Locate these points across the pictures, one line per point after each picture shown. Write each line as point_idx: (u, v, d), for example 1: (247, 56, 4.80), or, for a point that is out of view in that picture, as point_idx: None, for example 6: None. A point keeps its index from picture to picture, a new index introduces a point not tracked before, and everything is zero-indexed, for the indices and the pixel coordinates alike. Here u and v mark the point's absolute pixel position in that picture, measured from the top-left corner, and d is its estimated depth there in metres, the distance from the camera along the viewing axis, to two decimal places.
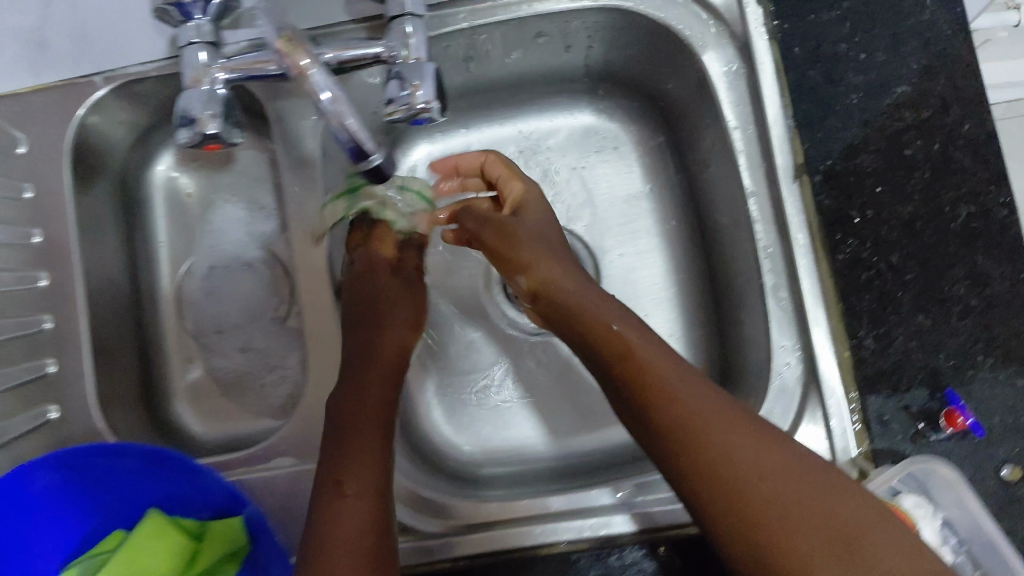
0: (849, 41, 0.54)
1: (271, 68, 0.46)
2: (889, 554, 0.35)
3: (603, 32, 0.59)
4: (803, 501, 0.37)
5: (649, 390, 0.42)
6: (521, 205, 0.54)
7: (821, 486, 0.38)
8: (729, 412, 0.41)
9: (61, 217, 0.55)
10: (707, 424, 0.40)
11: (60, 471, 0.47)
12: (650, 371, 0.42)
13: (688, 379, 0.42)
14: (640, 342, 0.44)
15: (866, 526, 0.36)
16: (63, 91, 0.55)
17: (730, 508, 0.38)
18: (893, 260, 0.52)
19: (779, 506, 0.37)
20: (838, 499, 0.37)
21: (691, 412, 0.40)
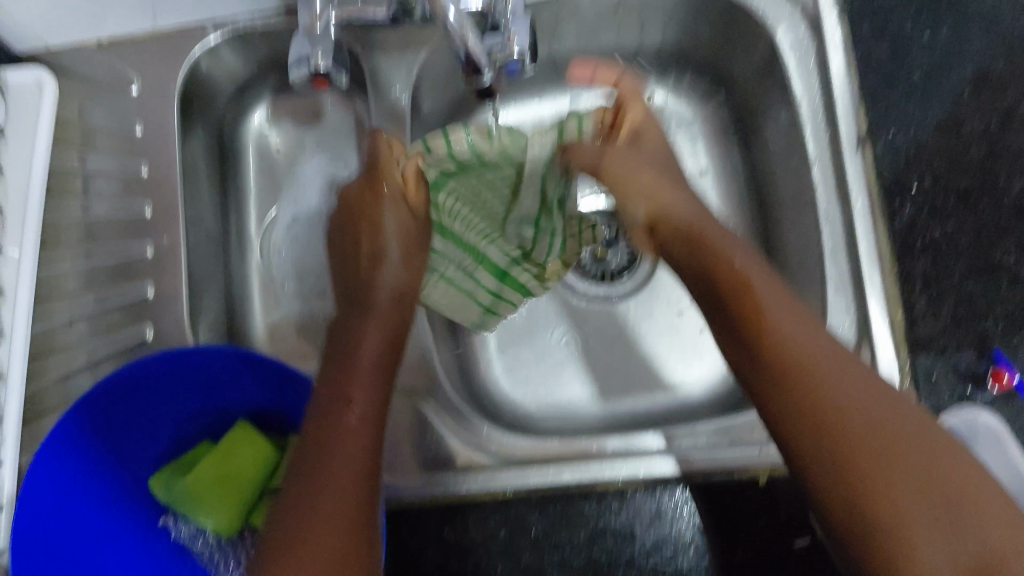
0: (914, 21, 0.57)
1: (380, 12, 0.51)
2: (985, 519, 0.37)
3: (678, 7, 0.63)
4: (894, 475, 0.38)
5: (762, 329, 0.45)
6: (639, 133, 0.59)
7: (921, 461, 0.39)
8: (836, 358, 0.43)
9: (167, 152, 0.60)
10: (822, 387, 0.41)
11: (154, 374, 0.50)
12: (763, 312, 0.45)
13: (804, 324, 0.44)
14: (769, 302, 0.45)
15: (961, 484, 0.38)
16: (176, 38, 0.61)
17: (824, 444, 0.40)
18: (948, 228, 0.54)
19: (867, 467, 0.39)
20: (924, 477, 0.38)
21: (803, 353, 0.43)
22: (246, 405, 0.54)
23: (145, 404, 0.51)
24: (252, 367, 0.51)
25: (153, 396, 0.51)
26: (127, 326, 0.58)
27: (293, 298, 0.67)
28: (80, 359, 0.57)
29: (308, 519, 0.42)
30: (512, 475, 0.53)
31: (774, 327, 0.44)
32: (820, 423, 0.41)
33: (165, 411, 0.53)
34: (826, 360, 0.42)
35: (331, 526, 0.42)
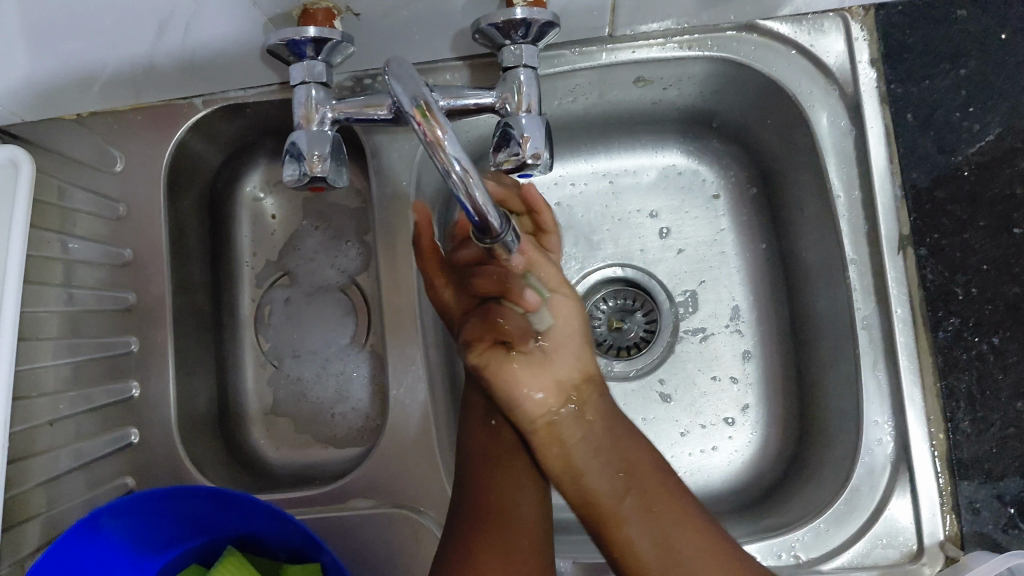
0: (964, 110, 0.52)
1: (382, 113, 0.47)
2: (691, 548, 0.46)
3: (705, 79, 0.58)
4: (699, 569, 0.45)
5: (607, 524, 0.48)
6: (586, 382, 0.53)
7: (667, 534, 0.46)
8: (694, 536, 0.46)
9: (153, 237, 0.57)
10: (626, 524, 0.47)
11: (124, 517, 0.47)
12: (620, 526, 0.48)
13: (668, 490, 0.48)
14: (594, 466, 0.50)
15: (682, 549, 0.46)
16: (162, 111, 0.57)
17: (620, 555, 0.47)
18: (995, 341, 0.50)
19: (624, 544, 0.47)
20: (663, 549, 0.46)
21: (632, 533, 0.47)
22: (234, 533, 0.51)
23: (121, 541, 0.48)
24: (234, 508, 0.49)
25: (120, 534, 0.48)
26: (111, 429, 0.56)
27: (289, 380, 0.63)
28: (65, 460, 0.53)
29: (470, 552, 0.47)
30: None
31: (623, 527, 0.47)
32: (660, 550, 0.46)
33: (148, 541, 0.50)
34: (641, 496, 0.48)
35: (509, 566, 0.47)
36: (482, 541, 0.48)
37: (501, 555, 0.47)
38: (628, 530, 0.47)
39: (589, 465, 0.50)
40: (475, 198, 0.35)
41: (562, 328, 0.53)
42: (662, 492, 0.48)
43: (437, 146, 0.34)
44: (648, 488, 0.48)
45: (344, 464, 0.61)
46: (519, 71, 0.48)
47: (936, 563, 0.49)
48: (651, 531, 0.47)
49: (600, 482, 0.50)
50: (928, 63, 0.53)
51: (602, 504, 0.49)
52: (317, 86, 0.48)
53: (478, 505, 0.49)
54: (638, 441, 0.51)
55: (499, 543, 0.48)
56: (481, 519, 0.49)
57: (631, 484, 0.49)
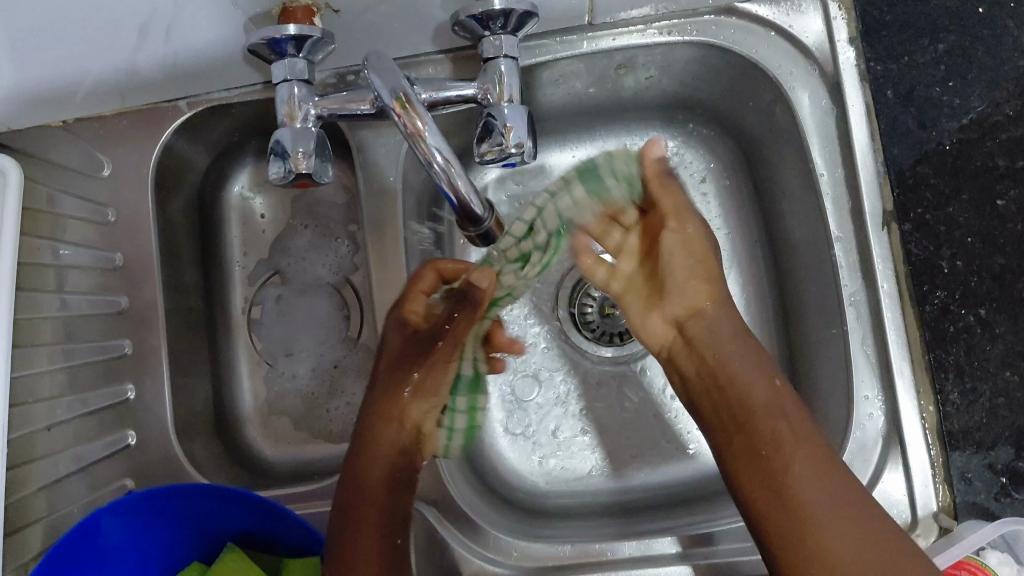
0: (943, 85, 0.53)
1: (364, 107, 0.47)
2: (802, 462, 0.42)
3: (688, 62, 0.58)
4: (792, 457, 0.42)
5: (767, 444, 0.43)
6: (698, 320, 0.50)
7: (817, 457, 0.42)
8: (824, 456, 0.42)
9: (142, 241, 0.58)
10: (783, 444, 0.43)
11: (125, 517, 0.47)
12: (779, 442, 0.43)
13: (803, 431, 0.43)
14: (754, 379, 0.46)
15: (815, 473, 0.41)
16: (148, 115, 0.57)
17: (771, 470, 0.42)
18: (981, 312, 0.52)
19: (777, 451, 0.43)
20: (826, 481, 0.41)
21: (792, 460, 0.42)
22: (236, 529, 0.51)
23: (122, 542, 0.49)
24: (236, 505, 0.49)
25: (117, 536, 0.48)
26: (109, 432, 0.56)
27: (285, 378, 0.63)
28: (64, 464, 0.54)
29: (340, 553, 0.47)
30: None
31: (773, 436, 0.43)
32: (777, 460, 0.42)
33: (148, 541, 0.50)
34: (788, 420, 0.44)
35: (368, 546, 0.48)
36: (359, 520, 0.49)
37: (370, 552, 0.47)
38: (781, 434, 0.43)
39: (744, 376, 0.46)
40: (457, 186, 0.36)
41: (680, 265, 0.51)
42: (791, 445, 0.43)
43: (417, 135, 0.35)
44: (799, 419, 0.44)
45: (342, 459, 0.61)
46: (499, 61, 0.48)
47: (931, 534, 0.49)
48: (808, 456, 0.42)
49: (764, 408, 0.44)
50: (907, 40, 0.54)
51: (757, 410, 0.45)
52: (299, 83, 0.48)
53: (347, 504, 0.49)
54: (767, 371, 0.46)
55: (349, 518, 0.49)
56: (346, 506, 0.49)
57: (800, 421, 0.44)
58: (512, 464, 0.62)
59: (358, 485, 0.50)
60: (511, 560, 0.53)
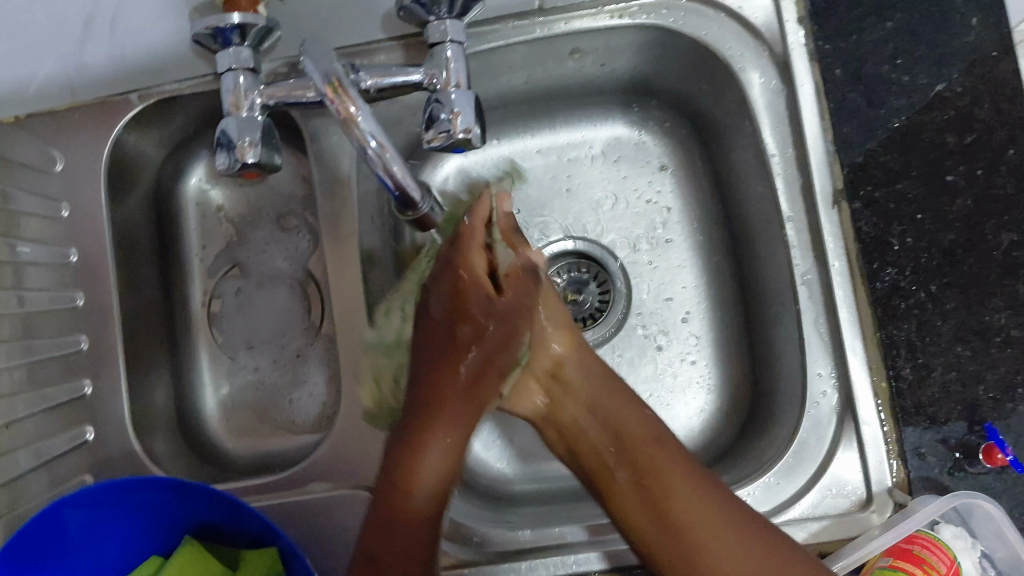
0: (892, 63, 0.53)
1: (310, 95, 0.47)
2: (692, 507, 0.44)
3: (640, 47, 0.58)
4: (676, 500, 0.44)
5: (661, 497, 0.45)
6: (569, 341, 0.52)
7: (735, 516, 0.43)
8: (730, 507, 0.44)
9: (96, 235, 0.57)
10: (676, 486, 0.45)
11: (84, 509, 0.47)
12: (660, 480, 0.46)
13: (663, 440, 0.48)
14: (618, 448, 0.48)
15: (706, 523, 0.43)
16: (98, 108, 0.57)
17: (659, 518, 0.44)
18: (932, 288, 0.51)
19: (659, 476, 0.46)
20: (732, 528, 0.43)
21: (681, 505, 0.44)
22: (196, 523, 0.51)
23: (80, 535, 0.48)
24: (193, 498, 0.49)
25: (74, 529, 0.48)
26: (70, 426, 0.56)
27: (246, 371, 0.63)
28: (24, 460, 0.54)
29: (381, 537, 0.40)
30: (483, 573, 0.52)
31: (645, 469, 0.46)
32: (660, 492, 0.45)
33: (106, 536, 0.50)
34: (656, 441, 0.48)
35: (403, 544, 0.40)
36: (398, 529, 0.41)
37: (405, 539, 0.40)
38: (665, 459, 0.46)
39: (575, 381, 0.51)
40: (394, 171, 0.36)
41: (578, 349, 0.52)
42: (640, 435, 0.48)
43: (351, 121, 0.35)
44: (644, 439, 0.48)
45: (304, 450, 0.61)
46: (446, 46, 0.48)
47: (885, 509, 0.50)
48: (689, 492, 0.44)
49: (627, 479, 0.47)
50: (855, 18, 0.53)
51: (639, 452, 0.47)
52: (244, 72, 0.47)
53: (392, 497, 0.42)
54: (634, 403, 0.50)
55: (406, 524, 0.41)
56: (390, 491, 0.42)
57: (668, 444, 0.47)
58: (478, 453, 0.62)
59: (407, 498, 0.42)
60: (472, 546, 0.53)
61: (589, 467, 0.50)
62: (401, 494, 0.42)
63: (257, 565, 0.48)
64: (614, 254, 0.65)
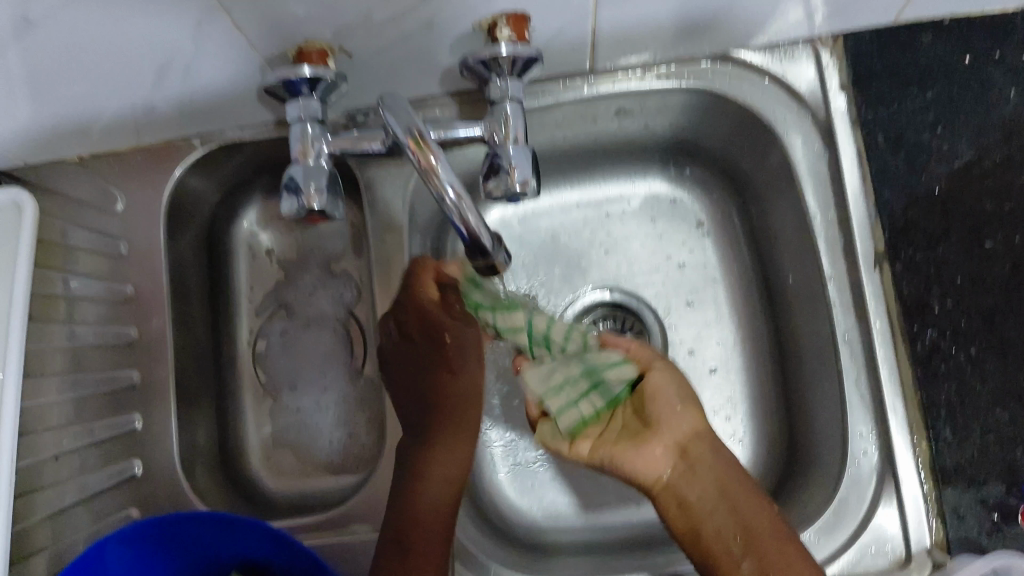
0: (933, 130, 0.55)
1: (376, 146, 0.49)
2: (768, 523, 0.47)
3: (685, 109, 0.61)
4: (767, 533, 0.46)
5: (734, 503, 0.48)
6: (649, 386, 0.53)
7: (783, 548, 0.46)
8: (763, 511, 0.48)
9: (154, 272, 0.59)
10: (738, 505, 0.48)
11: (128, 544, 0.48)
12: (729, 491, 0.49)
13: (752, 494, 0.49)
14: (708, 512, 0.48)
15: (756, 518, 0.47)
16: (161, 152, 0.59)
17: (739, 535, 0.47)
18: (971, 351, 0.52)
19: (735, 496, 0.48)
20: (748, 518, 0.47)
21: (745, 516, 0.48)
22: (241, 556, 0.52)
23: (124, 569, 0.49)
24: (241, 532, 0.50)
25: (118, 562, 0.48)
26: (116, 460, 0.57)
27: (289, 411, 0.64)
28: (70, 493, 0.54)
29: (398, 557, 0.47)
30: None
31: (752, 525, 0.47)
32: (726, 501, 0.48)
33: (149, 570, 0.50)
34: (727, 487, 0.49)
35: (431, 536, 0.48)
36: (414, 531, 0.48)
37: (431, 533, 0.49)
38: (745, 506, 0.48)
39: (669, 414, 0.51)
40: (468, 220, 0.38)
41: (663, 400, 0.52)
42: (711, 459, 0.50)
43: (431, 171, 0.36)
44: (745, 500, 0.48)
45: (344, 491, 0.62)
46: (506, 103, 0.50)
47: (924, 568, 0.50)
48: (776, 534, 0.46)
49: (716, 523, 0.48)
50: (896, 87, 0.55)
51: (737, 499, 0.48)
52: (312, 122, 0.49)
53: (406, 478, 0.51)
54: (716, 438, 0.51)
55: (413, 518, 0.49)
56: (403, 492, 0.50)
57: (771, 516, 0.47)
58: (512, 500, 0.63)
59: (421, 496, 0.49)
60: None
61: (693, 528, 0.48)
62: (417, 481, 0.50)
63: None
64: (651, 308, 0.67)
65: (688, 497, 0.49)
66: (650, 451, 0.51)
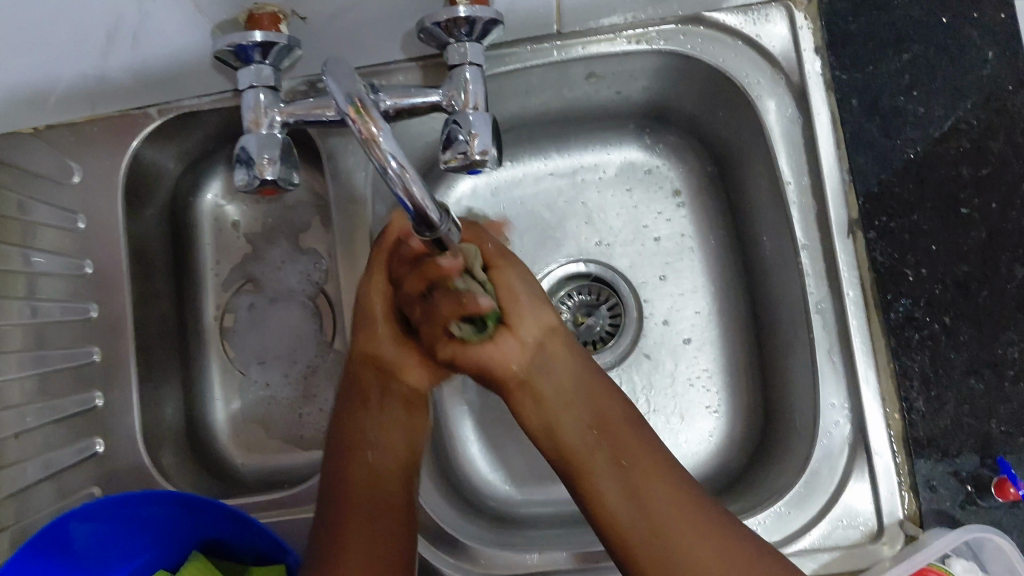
0: (908, 94, 0.53)
1: (328, 114, 0.47)
2: (653, 477, 0.44)
3: (655, 74, 0.59)
4: (658, 506, 0.42)
5: (619, 459, 0.44)
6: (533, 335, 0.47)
7: (698, 522, 0.42)
8: (649, 458, 0.44)
9: (113, 247, 0.57)
10: (597, 474, 0.44)
11: (94, 522, 0.47)
12: (627, 452, 0.44)
13: (656, 466, 0.44)
14: (568, 417, 0.46)
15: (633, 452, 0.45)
16: (117, 123, 0.57)
17: (645, 515, 0.42)
18: (946, 320, 0.51)
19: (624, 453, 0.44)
20: (660, 509, 0.42)
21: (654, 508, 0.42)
22: (206, 536, 0.51)
23: (89, 549, 0.48)
24: (204, 512, 0.49)
25: (82, 542, 0.47)
26: (79, 438, 0.56)
27: (257, 386, 0.63)
28: (33, 471, 0.54)
29: (337, 555, 0.45)
30: None
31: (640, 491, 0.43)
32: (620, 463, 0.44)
33: (114, 549, 0.50)
34: (613, 448, 0.45)
35: (377, 528, 0.46)
36: (355, 536, 0.46)
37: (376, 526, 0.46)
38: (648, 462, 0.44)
39: (544, 377, 0.47)
40: (413, 195, 0.35)
41: (514, 306, 0.47)
42: (623, 428, 0.46)
43: (372, 142, 0.34)
44: (626, 446, 0.45)
45: (313, 466, 0.61)
46: (466, 68, 0.48)
47: (896, 541, 0.49)
48: (666, 502, 0.43)
49: (573, 428, 0.46)
50: (873, 49, 0.54)
51: (611, 457, 0.45)
52: (265, 90, 0.48)
53: (342, 474, 0.48)
54: (588, 368, 0.48)
55: (345, 522, 0.46)
56: (339, 487, 0.48)
57: (675, 481, 0.44)
58: (483, 473, 0.62)
59: (354, 497, 0.47)
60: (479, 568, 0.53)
61: (567, 467, 0.46)
62: (353, 488, 0.48)
63: None
64: (626, 280, 0.66)
65: (539, 390, 0.47)
66: (500, 346, 0.46)
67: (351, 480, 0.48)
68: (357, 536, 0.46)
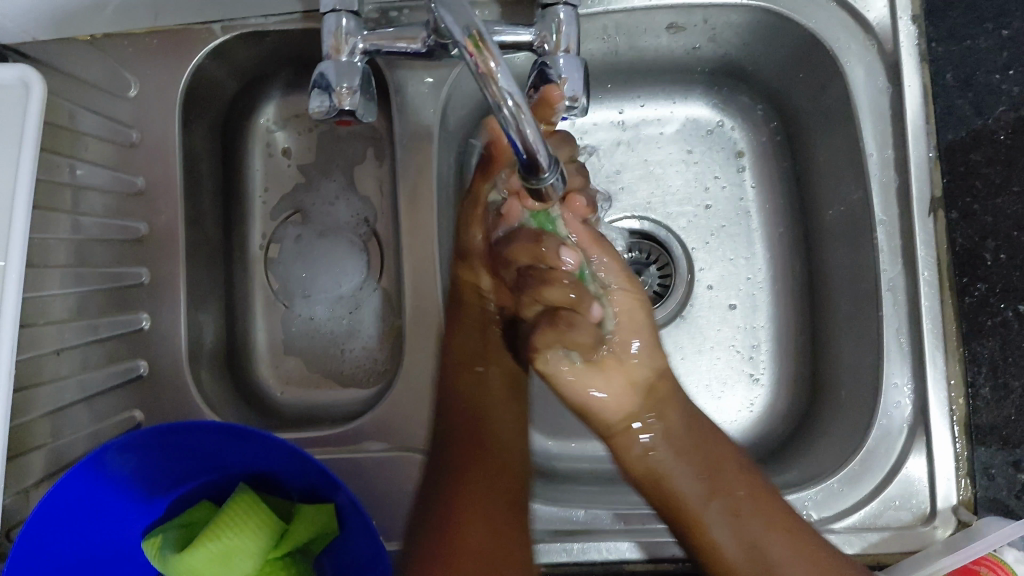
0: (1003, 73, 0.52)
1: (414, 46, 0.45)
2: (763, 531, 0.43)
3: (736, 31, 0.57)
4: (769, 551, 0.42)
5: (684, 513, 0.45)
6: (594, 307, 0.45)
7: (783, 524, 0.43)
8: (770, 509, 0.44)
9: (168, 166, 0.55)
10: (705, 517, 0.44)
11: (135, 449, 0.46)
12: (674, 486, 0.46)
13: (742, 475, 0.45)
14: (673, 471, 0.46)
15: (754, 537, 0.43)
16: (180, 37, 0.55)
17: (751, 557, 0.43)
18: (1020, 308, 0.51)
19: (709, 520, 0.44)
20: (747, 548, 0.43)
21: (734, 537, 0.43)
22: (248, 470, 0.50)
23: (131, 473, 0.48)
24: (244, 448, 0.48)
25: (123, 466, 0.47)
26: (120, 360, 0.54)
27: (300, 319, 0.62)
28: (72, 391, 0.51)
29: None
30: (535, 549, 0.51)
31: (693, 508, 0.45)
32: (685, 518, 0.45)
33: (157, 476, 0.49)
34: (719, 490, 0.45)
35: (489, 541, 0.43)
36: (462, 555, 0.43)
37: (494, 507, 0.45)
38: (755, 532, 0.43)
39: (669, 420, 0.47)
40: (525, 138, 0.34)
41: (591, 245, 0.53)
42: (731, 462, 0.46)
43: (489, 78, 0.32)
44: (719, 468, 0.46)
45: (352, 405, 0.60)
46: (559, 7, 0.46)
47: (949, 526, 0.49)
48: (733, 524, 0.44)
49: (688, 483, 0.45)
50: (971, 23, 0.53)
51: (688, 503, 0.45)
52: (346, 15, 0.45)
53: (449, 461, 0.47)
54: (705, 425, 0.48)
55: (460, 514, 0.44)
56: (462, 455, 0.47)
57: (783, 522, 0.43)
58: None
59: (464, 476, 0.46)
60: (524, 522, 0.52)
61: (668, 507, 0.46)
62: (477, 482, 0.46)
63: (313, 517, 0.47)
64: (679, 241, 0.64)
65: None
66: None
67: (474, 529, 0.44)
68: (475, 533, 0.43)
